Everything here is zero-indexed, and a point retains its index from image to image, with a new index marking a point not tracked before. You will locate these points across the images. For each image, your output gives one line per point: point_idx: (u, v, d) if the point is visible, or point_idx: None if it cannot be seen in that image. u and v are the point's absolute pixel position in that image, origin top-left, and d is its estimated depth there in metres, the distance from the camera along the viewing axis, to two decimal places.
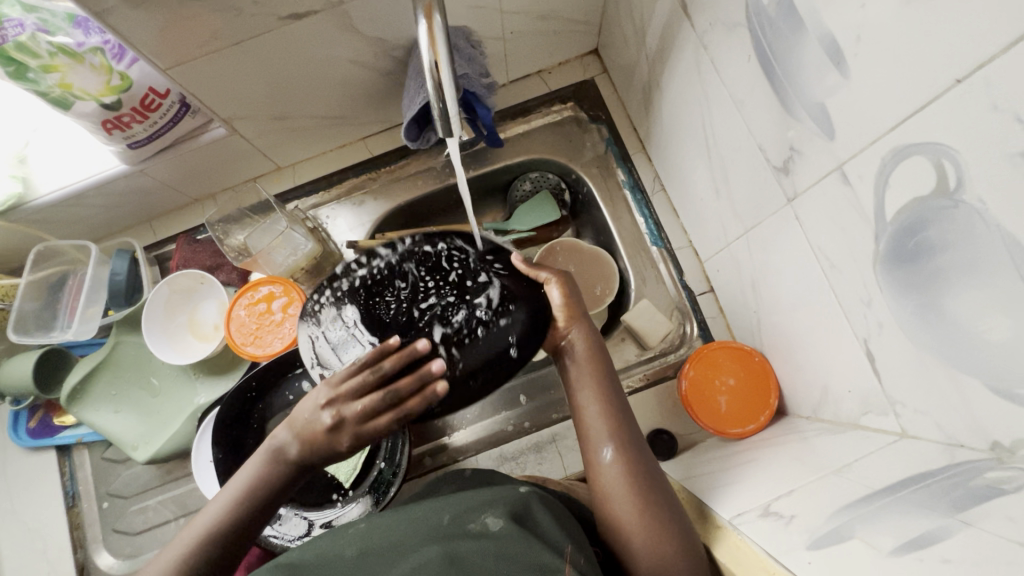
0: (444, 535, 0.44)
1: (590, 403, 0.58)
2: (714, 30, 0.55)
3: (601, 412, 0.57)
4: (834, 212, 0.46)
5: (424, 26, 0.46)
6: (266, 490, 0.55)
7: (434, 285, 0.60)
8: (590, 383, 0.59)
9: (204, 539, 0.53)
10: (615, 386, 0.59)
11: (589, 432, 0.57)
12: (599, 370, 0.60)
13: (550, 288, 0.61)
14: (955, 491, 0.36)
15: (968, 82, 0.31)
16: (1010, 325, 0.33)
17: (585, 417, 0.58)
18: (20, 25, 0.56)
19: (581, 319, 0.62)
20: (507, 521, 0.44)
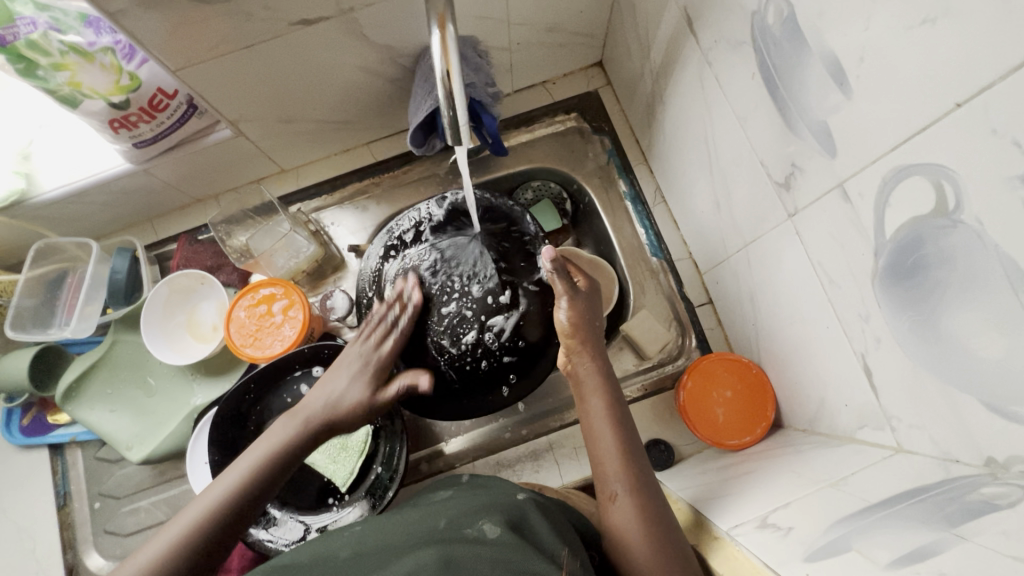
0: (441, 538, 0.44)
1: (601, 428, 0.59)
2: (718, 47, 0.56)
3: (611, 437, 0.58)
4: (833, 228, 0.47)
5: (437, 36, 0.47)
6: (274, 470, 0.57)
7: (460, 288, 0.70)
8: (601, 408, 0.60)
9: (208, 519, 0.52)
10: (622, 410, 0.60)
11: (599, 457, 0.57)
12: (608, 396, 0.61)
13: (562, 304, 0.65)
14: (950, 506, 0.37)
15: (967, 106, 0.32)
16: (1004, 342, 0.33)
17: (597, 441, 0.58)
18: (33, 23, 0.56)
19: (590, 343, 0.64)
20: (504, 529, 0.45)
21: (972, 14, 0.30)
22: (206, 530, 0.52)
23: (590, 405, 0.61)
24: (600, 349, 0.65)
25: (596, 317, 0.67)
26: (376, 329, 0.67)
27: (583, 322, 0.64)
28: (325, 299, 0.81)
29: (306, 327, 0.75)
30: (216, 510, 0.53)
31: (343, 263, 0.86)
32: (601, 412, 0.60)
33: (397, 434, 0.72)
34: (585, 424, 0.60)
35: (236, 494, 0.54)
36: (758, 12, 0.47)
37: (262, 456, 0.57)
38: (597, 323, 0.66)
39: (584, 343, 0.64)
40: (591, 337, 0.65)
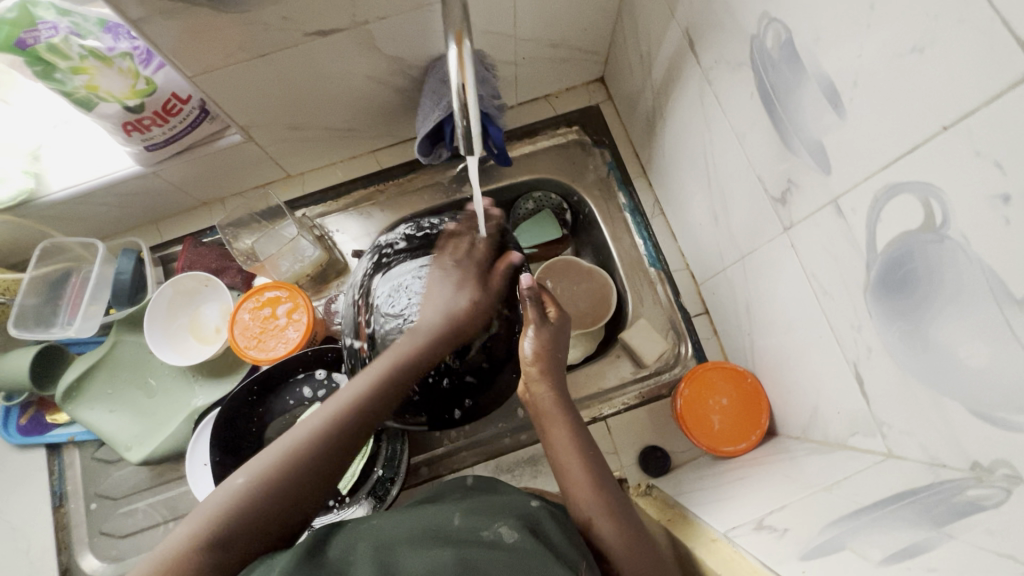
0: (459, 540, 0.45)
1: (568, 458, 0.57)
2: (718, 68, 0.58)
3: (579, 463, 0.56)
4: (827, 242, 0.49)
5: (455, 51, 0.49)
6: (367, 409, 0.54)
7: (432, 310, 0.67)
8: (564, 437, 0.59)
9: (297, 455, 0.50)
10: (587, 439, 0.59)
11: (568, 487, 0.56)
12: (569, 422, 0.60)
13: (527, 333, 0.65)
14: (938, 507, 0.38)
15: (954, 129, 0.34)
16: (990, 351, 0.35)
17: (566, 474, 0.57)
18: (55, 27, 0.58)
19: (552, 371, 0.63)
20: (522, 534, 0.46)
21: (956, 44, 0.32)
22: (294, 468, 0.50)
23: (554, 435, 0.60)
24: (562, 378, 0.64)
25: (560, 346, 0.65)
26: (460, 245, 0.69)
27: (546, 351, 0.63)
28: (330, 304, 0.85)
29: (310, 331, 0.76)
30: (307, 446, 0.51)
31: (347, 268, 0.88)
32: (565, 442, 0.58)
33: (398, 437, 0.74)
34: (551, 457, 0.59)
35: (326, 430, 0.52)
36: (758, 36, 0.50)
37: (357, 392, 0.55)
38: (561, 353, 0.66)
39: (544, 371, 0.63)
40: (555, 366, 0.64)
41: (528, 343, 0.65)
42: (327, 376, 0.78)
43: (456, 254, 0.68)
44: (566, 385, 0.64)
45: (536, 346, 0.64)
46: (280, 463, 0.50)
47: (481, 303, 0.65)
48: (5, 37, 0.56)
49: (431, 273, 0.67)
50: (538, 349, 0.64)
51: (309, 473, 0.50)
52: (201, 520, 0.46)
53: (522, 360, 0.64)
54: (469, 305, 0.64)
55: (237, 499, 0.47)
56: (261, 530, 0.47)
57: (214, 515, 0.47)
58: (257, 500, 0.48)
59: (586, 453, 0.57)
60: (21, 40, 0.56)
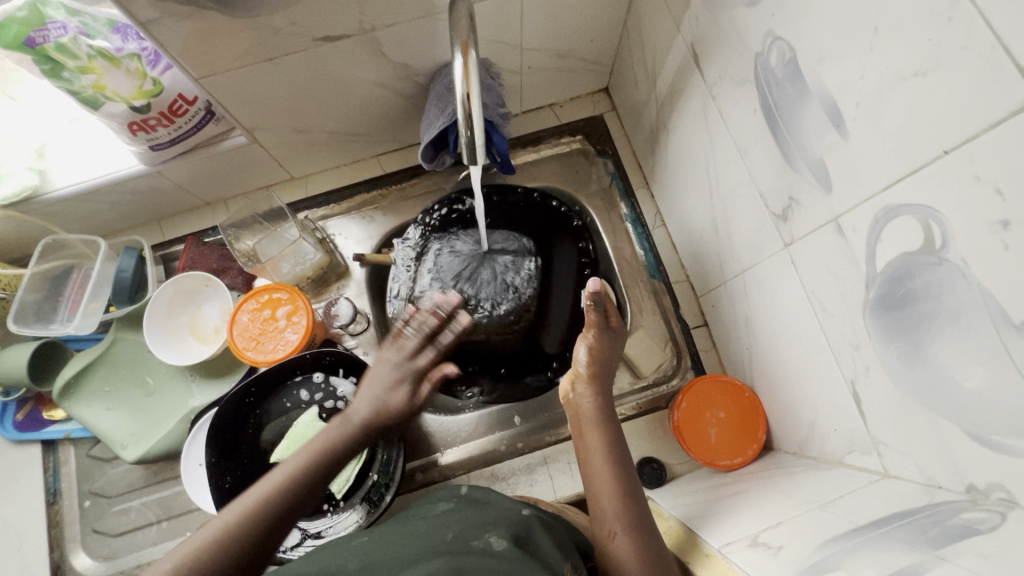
0: (450, 551, 0.45)
1: (599, 467, 0.57)
2: (723, 83, 0.59)
3: (608, 474, 0.56)
4: (827, 260, 0.49)
5: (461, 60, 0.49)
6: (304, 484, 0.52)
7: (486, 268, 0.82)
8: (597, 443, 0.59)
9: (220, 539, 0.47)
10: (622, 448, 0.59)
11: (596, 494, 0.56)
12: (606, 430, 0.60)
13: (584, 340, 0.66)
14: (933, 529, 0.38)
15: (954, 153, 0.34)
16: (987, 374, 0.35)
17: (594, 483, 0.56)
18: (64, 27, 0.57)
19: (600, 378, 0.64)
20: (511, 543, 0.46)
21: (958, 71, 0.32)
22: (214, 553, 0.47)
23: (589, 439, 0.60)
24: (609, 389, 0.64)
25: (613, 357, 0.67)
26: (409, 340, 0.64)
27: (599, 357, 0.65)
28: (331, 306, 0.82)
29: (309, 334, 0.76)
30: (230, 532, 0.48)
31: (347, 271, 0.88)
32: (599, 447, 0.58)
33: (395, 443, 0.74)
34: (583, 462, 0.59)
35: (251, 516, 0.49)
36: (762, 54, 0.50)
37: (297, 467, 0.53)
38: (613, 362, 0.67)
39: (593, 376, 0.64)
40: (605, 375, 0.65)
41: (583, 348, 0.66)
42: (325, 379, 0.78)
43: (399, 354, 0.63)
44: (612, 393, 0.64)
45: (590, 352, 0.65)
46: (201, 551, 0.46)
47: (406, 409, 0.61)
48: (14, 36, 0.56)
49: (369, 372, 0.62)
50: (592, 356, 0.65)
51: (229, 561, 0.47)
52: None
53: (576, 362, 0.65)
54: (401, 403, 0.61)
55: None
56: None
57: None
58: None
59: (618, 461, 0.57)
60: (30, 39, 0.56)
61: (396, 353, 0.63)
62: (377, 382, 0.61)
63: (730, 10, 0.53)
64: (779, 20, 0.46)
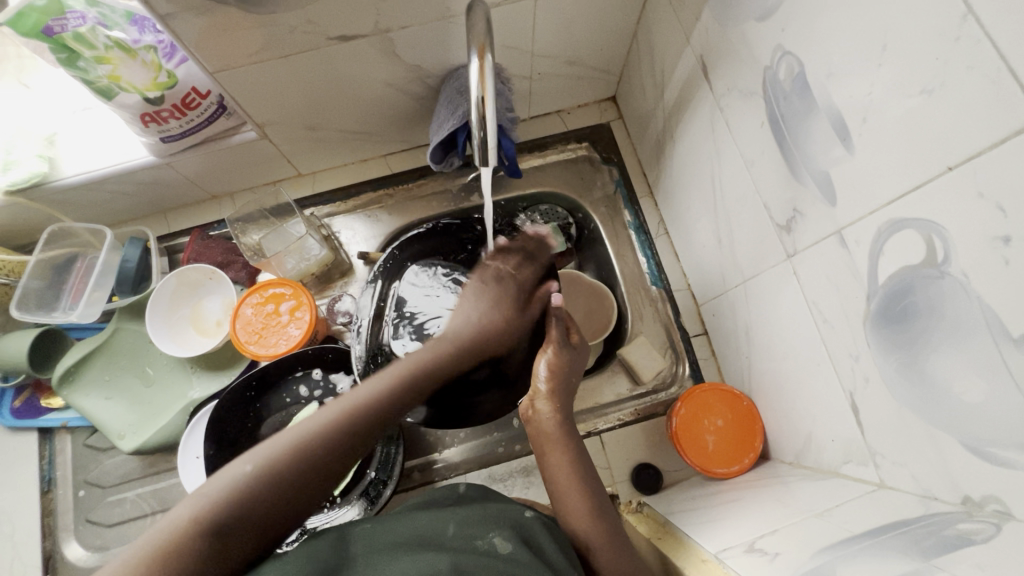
0: (455, 548, 0.45)
1: (568, 486, 0.57)
2: (730, 95, 0.60)
3: (577, 493, 0.56)
4: (830, 271, 0.50)
5: (476, 63, 0.50)
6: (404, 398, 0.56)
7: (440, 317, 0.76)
8: (561, 460, 0.58)
9: (304, 447, 0.48)
10: (589, 462, 0.59)
11: (566, 514, 0.56)
12: (568, 447, 0.59)
13: (544, 356, 0.65)
14: (928, 539, 0.39)
15: (958, 170, 0.35)
16: (984, 388, 0.36)
17: (564, 502, 0.56)
18: (82, 17, 0.59)
19: (560, 393, 0.63)
20: (516, 545, 0.46)
21: (963, 88, 0.33)
22: (328, 443, 0.49)
23: (550, 457, 0.59)
24: (571, 405, 0.64)
25: (575, 372, 0.66)
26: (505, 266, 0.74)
27: (560, 372, 0.64)
28: (333, 303, 0.85)
29: (312, 329, 0.76)
30: (323, 446, 0.49)
31: (351, 269, 0.88)
32: (561, 463, 0.58)
33: (394, 440, 0.74)
34: (548, 481, 0.58)
35: (344, 432, 0.51)
36: (770, 67, 0.51)
37: (397, 380, 0.56)
38: (573, 377, 0.66)
39: (553, 394, 0.63)
40: (565, 389, 0.64)
41: (542, 364, 0.65)
42: (324, 377, 0.79)
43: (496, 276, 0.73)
44: (572, 408, 0.64)
45: (550, 367, 0.64)
46: (285, 459, 0.47)
47: (508, 324, 0.69)
48: (34, 23, 0.56)
49: (468, 288, 0.73)
50: (552, 372, 0.64)
51: (313, 470, 0.48)
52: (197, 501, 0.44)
53: (535, 378, 0.64)
54: (496, 319, 0.69)
55: (262, 480, 0.46)
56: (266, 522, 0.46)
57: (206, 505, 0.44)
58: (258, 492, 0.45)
59: (585, 479, 0.57)
60: (48, 27, 0.57)
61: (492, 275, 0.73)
62: (477, 300, 0.71)
63: (740, 24, 0.54)
64: (789, 35, 0.47)
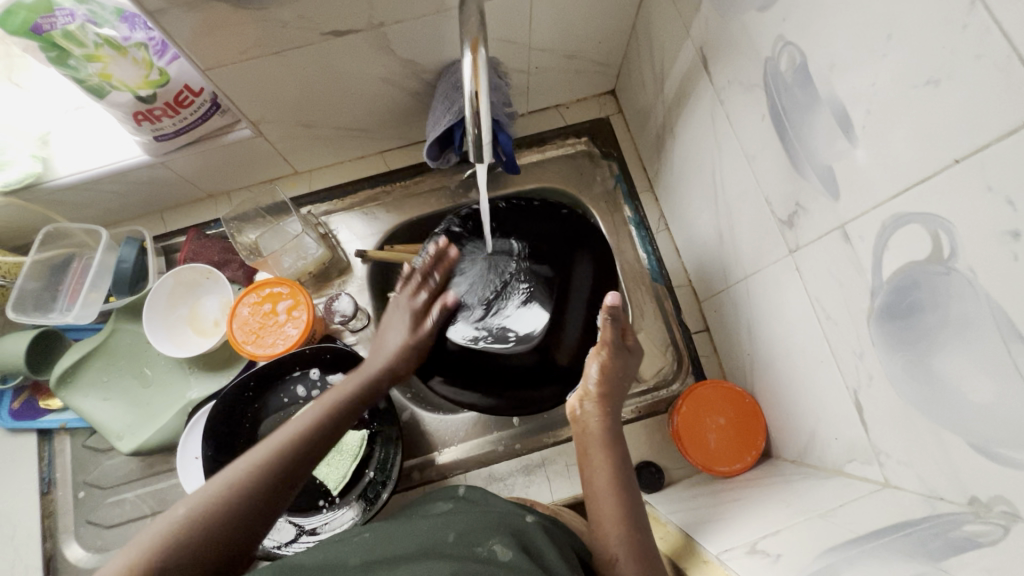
0: (453, 555, 0.45)
1: (603, 489, 0.56)
2: (731, 88, 0.58)
3: (611, 496, 0.56)
4: (832, 267, 0.49)
5: (470, 57, 0.49)
6: (343, 415, 0.58)
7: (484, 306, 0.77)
8: (602, 464, 0.58)
9: (243, 479, 0.48)
10: (626, 464, 0.59)
11: (599, 518, 0.55)
12: (611, 451, 0.59)
13: (596, 356, 0.64)
14: (934, 541, 0.38)
15: (965, 162, 0.34)
16: (993, 388, 0.35)
17: (597, 505, 0.56)
18: (71, 14, 0.58)
19: (610, 397, 0.63)
20: (517, 552, 0.46)
21: (971, 78, 0.32)
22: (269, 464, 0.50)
23: (592, 459, 0.59)
24: (618, 409, 0.63)
25: (624, 376, 0.65)
26: (411, 284, 0.72)
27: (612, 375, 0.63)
28: (332, 302, 0.82)
29: (309, 328, 0.75)
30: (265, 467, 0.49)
31: (349, 267, 0.87)
32: (601, 466, 0.58)
33: (391, 440, 0.74)
34: (587, 484, 0.59)
35: (285, 451, 0.51)
36: (771, 59, 0.50)
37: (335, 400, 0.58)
38: (624, 382, 0.65)
39: (603, 396, 0.62)
40: (615, 393, 0.63)
41: (595, 364, 0.64)
42: (322, 376, 0.78)
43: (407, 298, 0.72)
44: (620, 412, 0.63)
45: (603, 369, 0.63)
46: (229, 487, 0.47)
47: (412, 347, 0.69)
48: (22, 22, 0.56)
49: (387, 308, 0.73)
50: (604, 373, 0.63)
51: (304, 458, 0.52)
52: (183, 512, 0.45)
53: (587, 378, 0.63)
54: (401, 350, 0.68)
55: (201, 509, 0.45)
56: (250, 532, 0.47)
57: (187, 520, 0.45)
58: (241, 501, 0.47)
59: (620, 483, 0.57)
60: (36, 25, 0.56)
61: (405, 297, 0.72)
62: (394, 327, 0.70)
63: (741, 14, 0.52)
64: (790, 25, 0.46)
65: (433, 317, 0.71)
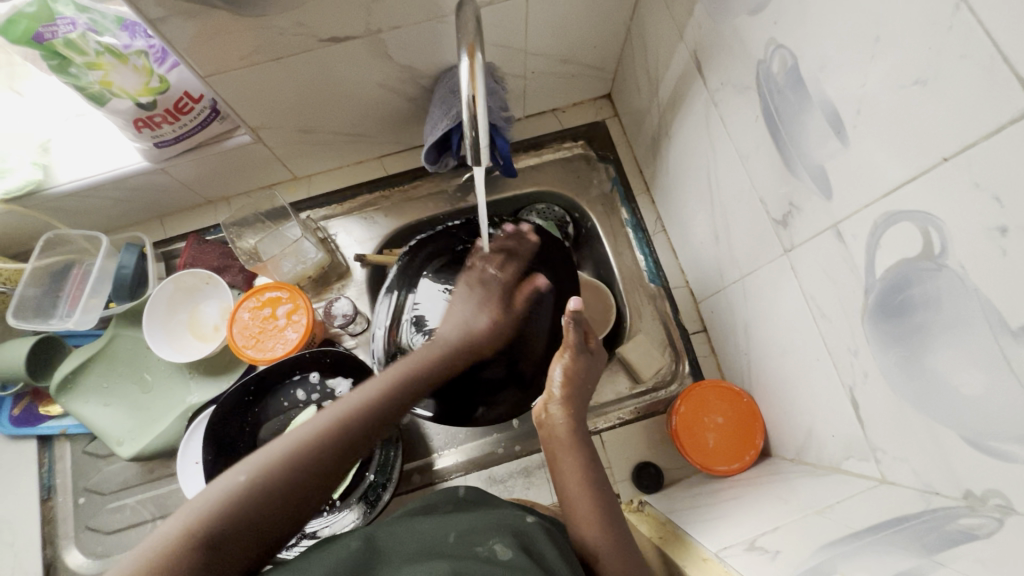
0: (453, 554, 0.45)
1: (576, 491, 0.57)
2: (725, 90, 0.59)
3: (586, 498, 0.56)
4: (827, 266, 0.49)
5: (467, 62, 0.50)
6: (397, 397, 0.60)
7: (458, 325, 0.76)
8: (573, 466, 0.59)
9: (300, 452, 0.51)
10: (597, 465, 0.59)
11: (573, 518, 0.56)
12: (580, 453, 0.60)
13: (559, 360, 0.65)
14: (930, 534, 0.39)
15: (953, 160, 0.35)
16: (984, 381, 0.36)
17: (572, 505, 0.56)
18: (72, 23, 0.58)
19: (575, 400, 0.64)
20: (516, 551, 0.46)
21: (956, 78, 0.33)
22: (325, 442, 0.52)
23: (562, 463, 0.60)
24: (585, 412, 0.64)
25: (589, 378, 0.66)
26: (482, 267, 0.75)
27: (576, 378, 0.64)
28: (330, 306, 0.82)
29: (310, 332, 0.76)
30: (320, 445, 0.52)
31: (349, 271, 0.88)
32: (572, 470, 0.59)
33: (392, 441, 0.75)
34: (559, 487, 0.59)
35: (340, 431, 0.54)
36: (764, 61, 0.51)
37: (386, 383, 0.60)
38: (588, 385, 0.66)
39: (569, 398, 0.63)
40: (580, 396, 0.64)
41: (558, 367, 0.65)
42: (321, 380, 0.79)
43: (483, 278, 0.75)
44: (585, 416, 0.64)
45: (566, 373, 0.64)
46: (286, 460, 0.50)
47: (495, 326, 0.72)
48: (23, 31, 0.56)
49: (460, 290, 0.75)
50: (568, 377, 0.64)
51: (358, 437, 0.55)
52: (243, 478, 0.48)
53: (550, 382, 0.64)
54: (485, 325, 0.72)
55: (258, 480, 0.48)
56: (303, 499, 0.50)
57: (227, 504, 0.46)
58: (297, 472, 0.50)
59: (594, 484, 0.57)
60: (38, 34, 0.57)
61: (478, 277, 0.75)
62: (470, 309, 0.73)
63: (733, 19, 0.53)
64: (781, 28, 0.47)
65: (524, 296, 0.74)
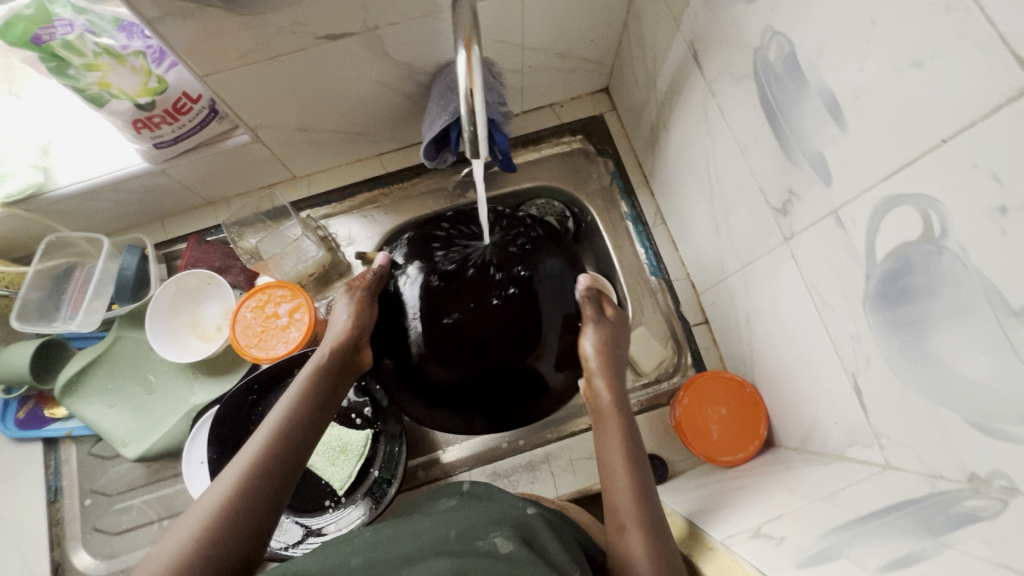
0: (453, 551, 0.45)
1: (615, 466, 0.57)
2: (722, 79, 0.59)
3: (625, 474, 0.56)
4: (828, 253, 0.49)
5: (464, 55, 0.50)
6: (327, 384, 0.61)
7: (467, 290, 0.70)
8: (614, 444, 0.59)
9: (254, 469, 0.51)
10: (635, 439, 0.60)
11: (612, 494, 0.56)
12: (623, 428, 0.61)
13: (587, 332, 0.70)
14: (935, 518, 0.39)
15: (952, 142, 0.35)
16: (988, 363, 0.36)
17: (610, 481, 0.57)
18: (70, 24, 0.59)
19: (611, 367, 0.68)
20: (517, 544, 0.46)
21: (957, 59, 0.33)
22: (272, 454, 0.52)
23: (607, 437, 0.61)
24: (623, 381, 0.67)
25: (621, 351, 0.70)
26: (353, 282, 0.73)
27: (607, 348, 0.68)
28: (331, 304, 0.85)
29: (312, 330, 0.76)
30: (267, 455, 0.52)
31: (350, 269, 0.88)
32: (614, 445, 0.59)
33: (397, 436, 0.75)
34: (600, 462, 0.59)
35: (281, 437, 0.54)
36: (761, 49, 0.51)
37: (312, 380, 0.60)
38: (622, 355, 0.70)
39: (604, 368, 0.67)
40: (614, 363, 0.68)
41: (588, 341, 0.70)
42: None
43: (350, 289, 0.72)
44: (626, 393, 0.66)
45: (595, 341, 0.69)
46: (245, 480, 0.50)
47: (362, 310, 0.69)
48: (21, 33, 0.56)
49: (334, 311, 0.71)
50: (600, 345, 0.69)
51: (299, 439, 0.55)
52: (211, 505, 0.48)
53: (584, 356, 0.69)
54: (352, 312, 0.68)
55: (223, 503, 0.48)
56: (266, 515, 0.50)
57: (193, 537, 0.46)
58: (256, 490, 0.50)
59: (632, 460, 0.57)
60: (36, 36, 0.57)
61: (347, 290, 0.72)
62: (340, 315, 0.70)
63: (730, 8, 0.53)
64: (778, 15, 0.47)
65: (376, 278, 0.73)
